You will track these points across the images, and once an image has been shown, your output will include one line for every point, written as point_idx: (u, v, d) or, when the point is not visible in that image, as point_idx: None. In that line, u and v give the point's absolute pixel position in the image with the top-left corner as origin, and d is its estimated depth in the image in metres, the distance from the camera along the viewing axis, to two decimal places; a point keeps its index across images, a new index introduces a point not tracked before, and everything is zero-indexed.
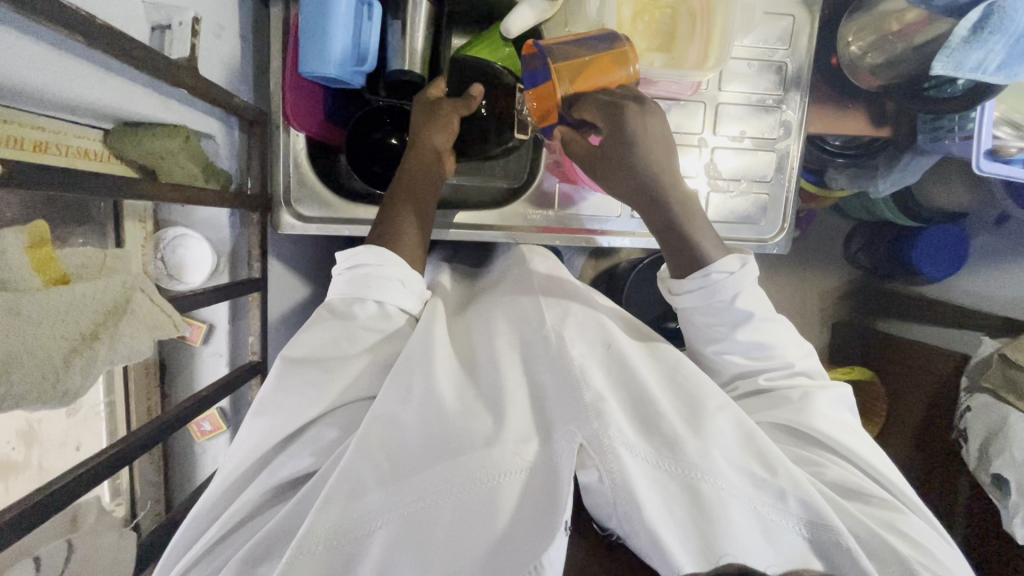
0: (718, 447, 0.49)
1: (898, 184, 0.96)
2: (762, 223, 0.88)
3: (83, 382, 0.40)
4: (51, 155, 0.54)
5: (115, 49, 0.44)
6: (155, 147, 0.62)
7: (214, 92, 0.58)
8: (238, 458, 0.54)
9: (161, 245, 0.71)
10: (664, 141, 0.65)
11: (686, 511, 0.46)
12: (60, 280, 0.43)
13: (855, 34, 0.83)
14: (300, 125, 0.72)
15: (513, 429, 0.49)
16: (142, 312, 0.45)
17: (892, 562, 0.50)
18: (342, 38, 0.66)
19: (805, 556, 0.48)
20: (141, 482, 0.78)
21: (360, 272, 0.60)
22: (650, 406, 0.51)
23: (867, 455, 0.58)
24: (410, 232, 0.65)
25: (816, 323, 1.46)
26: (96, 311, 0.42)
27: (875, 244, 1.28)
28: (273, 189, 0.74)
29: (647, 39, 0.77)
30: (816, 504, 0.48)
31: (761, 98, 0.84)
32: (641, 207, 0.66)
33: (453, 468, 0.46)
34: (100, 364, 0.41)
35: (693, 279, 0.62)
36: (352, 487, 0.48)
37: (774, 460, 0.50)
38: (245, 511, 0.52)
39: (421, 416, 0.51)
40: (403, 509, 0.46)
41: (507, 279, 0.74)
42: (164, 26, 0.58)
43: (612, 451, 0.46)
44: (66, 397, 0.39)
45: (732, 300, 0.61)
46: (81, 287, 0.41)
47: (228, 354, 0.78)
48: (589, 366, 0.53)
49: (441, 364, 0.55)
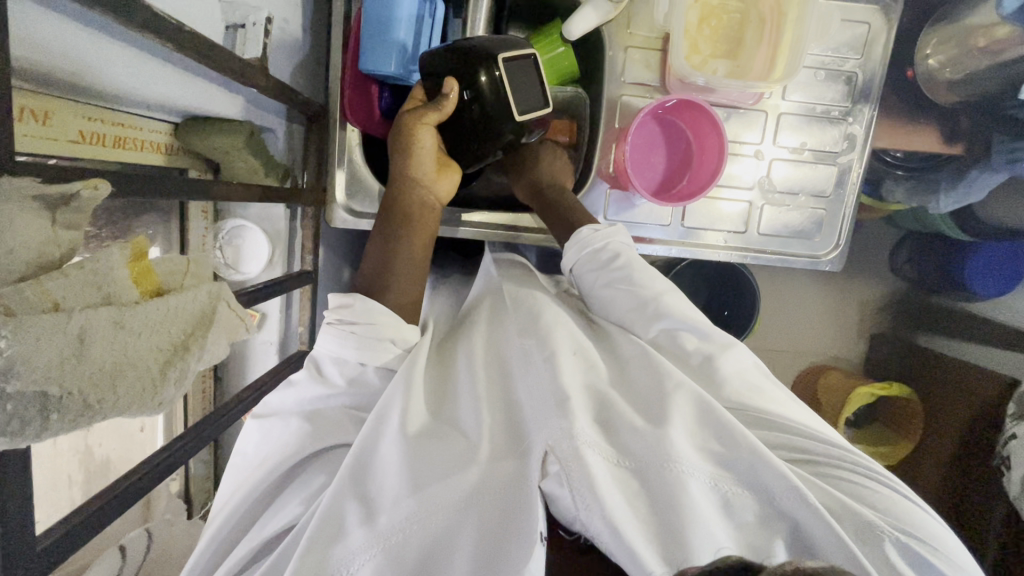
0: (681, 434, 0.49)
1: (962, 201, 0.85)
2: (816, 238, 0.85)
3: (177, 393, 0.35)
4: (128, 150, 0.55)
5: (202, 54, 0.45)
6: (219, 142, 0.63)
7: (282, 90, 0.59)
8: (237, 503, 0.52)
9: (220, 236, 0.73)
10: (562, 161, 0.80)
11: (649, 505, 0.46)
12: (155, 293, 0.35)
13: (935, 46, 0.80)
14: (357, 121, 0.73)
15: (487, 446, 0.50)
16: (224, 319, 0.38)
17: (854, 520, 0.49)
18: (404, 37, 0.67)
19: (773, 534, 0.47)
20: (194, 460, 0.81)
21: (347, 326, 0.57)
22: (608, 406, 0.51)
23: (793, 415, 0.58)
24: (404, 264, 0.64)
25: (854, 334, 1.41)
26: (190, 320, 0.35)
27: (925, 257, 1.24)
28: (327, 183, 0.75)
29: (713, 45, 0.74)
30: (783, 474, 0.47)
31: (825, 110, 0.81)
32: (535, 206, 0.77)
33: (435, 494, 0.46)
34: (193, 376, 0.35)
35: (570, 247, 0.68)
36: (335, 528, 0.46)
37: (735, 434, 0.49)
38: (237, 566, 0.50)
39: (394, 441, 0.50)
40: (384, 543, 0.45)
41: (482, 296, 0.72)
42: (239, 25, 0.59)
43: (573, 446, 0.46)
44: (160, 407, 0.34)
45: (604, 249, 0.67)
46: (176, 297, 0.35)
47: (278, 342, 0.81)
48: (558, 365, 0.53)
49: (419, 382, 0.55)
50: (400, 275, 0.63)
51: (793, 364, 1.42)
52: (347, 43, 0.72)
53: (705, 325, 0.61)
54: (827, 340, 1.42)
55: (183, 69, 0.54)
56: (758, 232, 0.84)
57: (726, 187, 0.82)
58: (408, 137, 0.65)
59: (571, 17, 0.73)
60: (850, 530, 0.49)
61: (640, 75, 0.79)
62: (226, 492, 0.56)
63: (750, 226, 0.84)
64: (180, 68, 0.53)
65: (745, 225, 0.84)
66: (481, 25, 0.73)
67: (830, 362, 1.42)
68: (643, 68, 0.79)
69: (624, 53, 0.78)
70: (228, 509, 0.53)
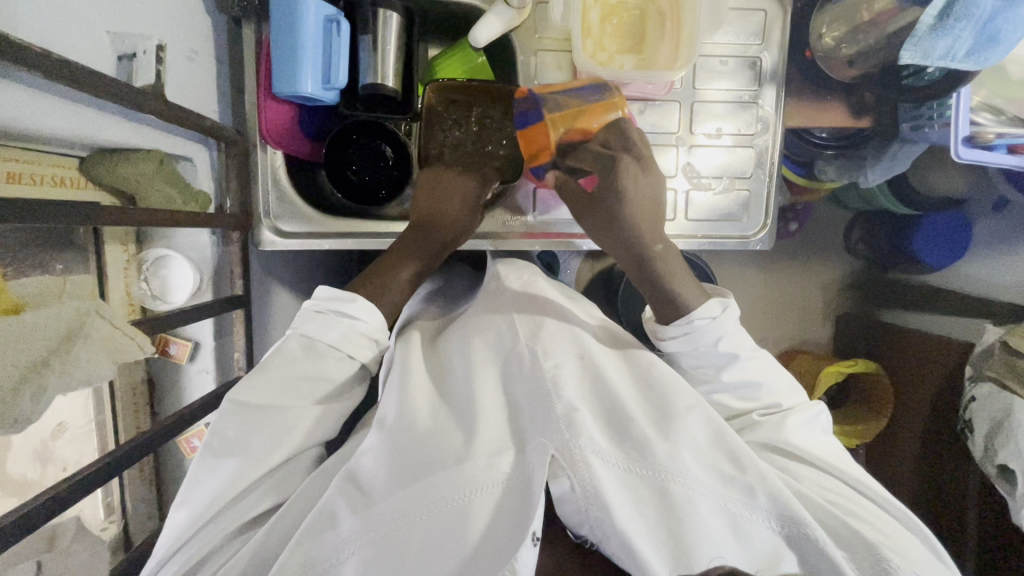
0: (687, 449, 0.55)
1: (889, 173, 0.93)
2: (744, 219, 0.87)
3: (33, 407, 0.45)
4: (23, 185, 0.55)
5: (62, 77, 0.46)
6: (128, 172, 0.63)
7: (178, 115, 0.60)
8: (203, 497, 0.58)
9: (143, 267, 0.72)
10: (650, 196, 0.69)
11: (657, 511, 0.52)
12: (13, 310, 0.46)
13: (829, 25, 0.83)
14: (276, 143, 0.75)
15: (484, 445, 0.55)
16: (97, 337, 0.50)
17: (864, 551, 0.55)
18: (312, 57, 0.69)
19: (776, 548, 0.54)
20: (133, 498, 0.80)
21: (339, 315, 0.64)
22: (621, 416, 0.57)
23: (806, 442, 0.66)
24: (400, 283, 0.70)
25: (819, 315, 1.43)
26: (49, 339, 0.47)
27: (876, 235, 1.25)
28: (252, 207, 0.77)
29: (617, 42, 0.77)
30: (785, 499, 0.53)
31: (738, 94, 0.84)
32: (630, 267, 0.71)
33: (424, 490, 0.53)
34: (51, 390, 0.46)
35: (678, 326, 0.67)
36: (326, 521, 0.54)
37: (743, 457, 0.56)
38: (204, 550, 0.57)
39: (400, 440, 0.58)
40: (376, 531, 0.52)
41: (481, 298, 0.77)
42: (129, 55, 0.60)
43: (583, 460, 0.52)
44: (14, 422, 0.44)
45: (717, 344, 0.67)
46: (33, 316, 0.46)
47: (214, 370, 0.80)
48: (561, 377, 0.59)
49: (416, 391, 0.63)
50: (396, 289, 0.70)
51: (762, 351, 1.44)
52: (259, 66, 0.74)
53: (759, 381, 0.70)
54: (793, 324, 1.44)
55: (57, 97, 0.54)
56: (688, 219, 0.86)
57: None
58: (483, 185, 0.78)
59: (476, 26, 0.75)
60: (863, 560, 0.55)
61: (553, 76, 0.81)
62: (188, 482, 0.60)
63: (679, 212, 0.85)
64: (57, 96, 0.54)
65: (674, 214, 0.85)
66: (393, 44, 0.74)
67: (798, 345, 1.44)
68: (555, 69, 0.81)
69: (535, 56, 0.81)
70: (193, 494, 0.59)
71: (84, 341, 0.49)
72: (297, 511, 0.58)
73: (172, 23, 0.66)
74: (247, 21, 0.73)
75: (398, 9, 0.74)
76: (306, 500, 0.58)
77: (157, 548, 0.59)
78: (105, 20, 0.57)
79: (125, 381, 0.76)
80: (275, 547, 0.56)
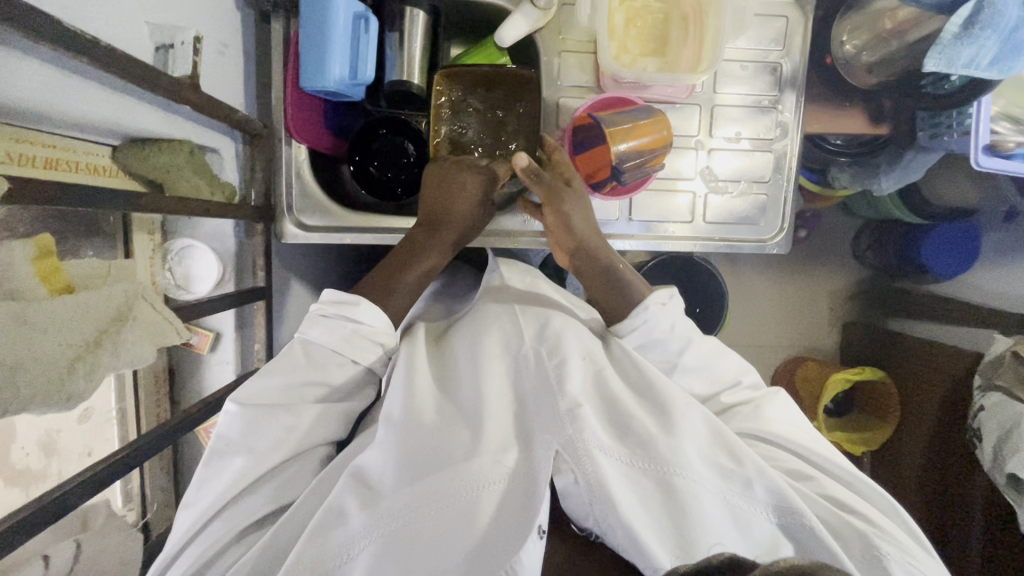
0: (688, 443, 0.56)
1: (901, 181, 0.94)
2: (761, 222, 0.88)
3: (87, 386, 0.45)
4: (64, 171, 0.55)
5: (106, 66, 0.47)
6: (160, 161, 0.64)
7: (211, 107, 0.61)
8: (225, 486, 0.58)
9: (168, 257, 0.72)
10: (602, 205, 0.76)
11: (661, 505, 0.52)
12: (65, 289, 0.48)
13: (849, 32, 0.83)
14: (302, 138, 0.76)
15: (489, 439, 0.56)
16: (141, 320, 0.51)
17: (858, 541, 0.56)
18: (341, 53, 0.69)
19: (776, 540, 0.54)
20: (150, 487, 0.81)
21: (344, 321, 0.64)
22: (622, 410, 0.58)
23: (789, 433, 0.66)
24: (409, 283, 0.71)
25: (827, 322, 1.44)
26: (100, 319, 0.47)
27: (885, 242, 1.26)
28: (276, 201, 0.77)
29: (640, 45, 0.77)
30: (785, 493, 0.54)
31: (757, 100, 0.85)
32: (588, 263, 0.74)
33: (435, 483, 0.53)
34: (103, 369, 0.47)
35: (636, 316, 0.68)
36: (335, 518, 0.53)
37: (742, 453, 0.56)
38: (223, 540, 0.57)
39: (404, 432, 0.58)
40: (383, 526, 0.52)
41: (488, 293, 0.77)
42: (166, 46, 0.60)
43: (587, 455, 0.53)
44: (70, 400, 0.44)
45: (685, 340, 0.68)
46: (87, 296, 0.47)
47: (234, 361, 0.81)
48: (565, 372, 0.59)
49: (420, 384, 0.63)
50: (405, 288, 0.70)
51: (769, 356, 1.44)
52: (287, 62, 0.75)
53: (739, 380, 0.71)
54: (801, 330, 1.44)
55: (92, 81, 0.55)
56: (704, 221, 0.87)
57: (671, 179, 0.85)
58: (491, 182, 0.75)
59: (503, 25, 0.76)
60: (857, 552, 0.56)
61: (576, 78, 0.82)
62: (207, 472, 0.60)
63: (697, 215, 0.86)
64: (92, 81, 0.55)
65: (691, 216, 0.86)
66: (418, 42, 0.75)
67: (805, 352, 1.44)
68: (577, 70, 0.82)
69: (558, 57, 0.81)
70: (212, 485, 0.59)
71: (132, 322, 0.50)
72: (315, 502, 0.58)
73: (205, 17, 0.66)
74: (276, 17, 0.74)
75: (425, 7, 0.75)
76: (324, 491, 0.59)
77: (178, 537, 0.59)
78: (145, 11, 0.58)
79: (147, 369, 0.76)
80: (293, 537, 0.57)
